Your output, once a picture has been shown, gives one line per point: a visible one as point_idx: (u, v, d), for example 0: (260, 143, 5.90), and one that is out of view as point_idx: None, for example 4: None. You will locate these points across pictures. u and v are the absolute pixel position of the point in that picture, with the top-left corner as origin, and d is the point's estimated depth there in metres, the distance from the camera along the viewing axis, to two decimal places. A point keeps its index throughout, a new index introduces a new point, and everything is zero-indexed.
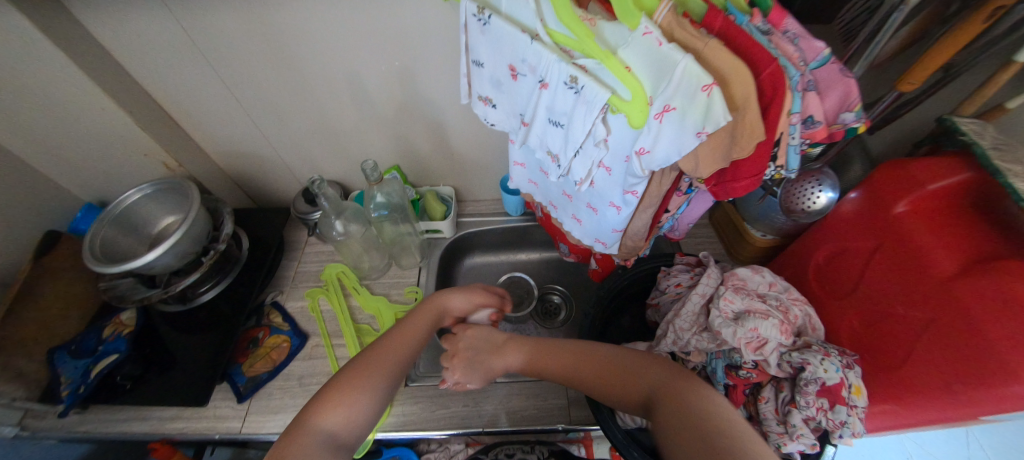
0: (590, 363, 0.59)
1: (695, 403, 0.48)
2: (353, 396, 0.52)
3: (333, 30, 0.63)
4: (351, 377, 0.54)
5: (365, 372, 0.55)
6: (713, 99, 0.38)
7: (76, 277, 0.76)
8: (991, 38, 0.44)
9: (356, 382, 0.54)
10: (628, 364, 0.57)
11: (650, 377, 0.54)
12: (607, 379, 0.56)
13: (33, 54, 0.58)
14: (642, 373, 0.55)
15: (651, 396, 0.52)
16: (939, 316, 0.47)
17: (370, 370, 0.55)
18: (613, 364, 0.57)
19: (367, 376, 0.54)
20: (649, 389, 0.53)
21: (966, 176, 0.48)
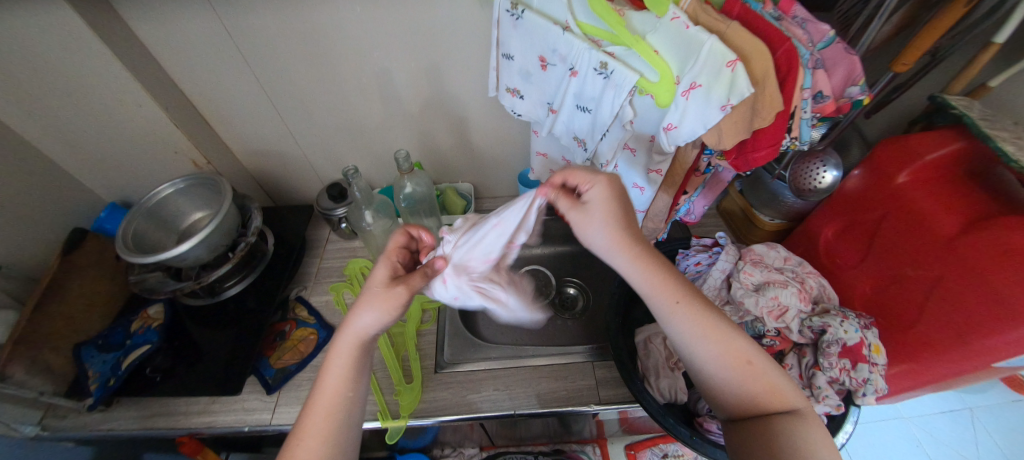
0: (714, 323, 0.45)
1: (812, 439, 0.39)
2: (335, 407, 0.43)
3: (368, 30, 0.67)
4: (326, 382, 0.44)
5: (337, 377, 0.44)
6: (737, 73, 0.42)
7: (102, 272, 0.74)
8: (970, 24, 0.50)
9: (330, 388, 0.44)
10: (753, 348, 0.44)
11: (771, 380, 0.43)
12: (725, 351, 0.44)
13: (81, 50, 0.61)
14: (763, 370, 0.43)
15: (758, 404, 0.43)
16: (947, 272, 0.51)
17: (342, 377, 0.44)
18: (736, 340, 0.45)
19: (342, 387, 0.44)
20: (763, 391, 0.43)
21: (959, 145, 0.53)
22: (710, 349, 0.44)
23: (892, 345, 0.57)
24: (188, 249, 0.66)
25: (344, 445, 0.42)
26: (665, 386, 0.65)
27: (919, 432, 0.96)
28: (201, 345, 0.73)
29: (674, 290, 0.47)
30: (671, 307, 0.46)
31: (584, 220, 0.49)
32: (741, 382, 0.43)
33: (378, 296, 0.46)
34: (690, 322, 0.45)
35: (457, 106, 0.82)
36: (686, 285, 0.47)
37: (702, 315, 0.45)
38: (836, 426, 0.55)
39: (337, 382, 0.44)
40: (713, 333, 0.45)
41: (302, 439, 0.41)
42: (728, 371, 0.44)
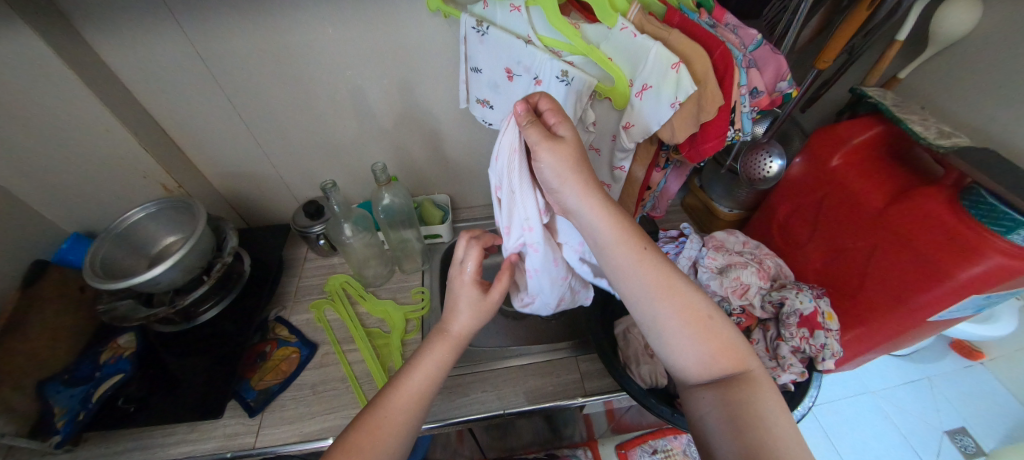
0: (672, 277, 0.47)
1: (766, 400, 0.43)
2: (420, 390, 0.49)
3: (341, 49, 0.70)
4: (422, 365, 0.51)
5: (432, 364, 0.51)
6: (682, 73, 0.47)
7: (65, 304, 0.71)
8: (876, 25, 0.59)
9: (433, 365, 0.51)
10: (708, 305, 0.47)
11: (723, 337, 0.46)
12: (684, 307, 0.46)
13: (42, 75, 0.60)
14: (720, 328, 0.46)
15: (715, 364, 0.45)
16: (880, 239, 0.58)
17: (429, 373, 0.51)
18: (693, 297, 0.47)
19: (431, 374, 0.51)
20: (718, 348, 0.45)
21: (880, 128, 0.61)
22: (669, 301, 0.46)
23: (848, 312, 0.63)
24: (162, 272, 0.64)
25: (414, 429, 0.47)
26: (646, 371, 0.67)
27: (888, 404, 1.02)
28: (177, 374, 0.71)
29: (637, 240, 0.48)
30: (636, 257, 0.48)
31: (560, 150, 0.46)
32: (696, 337, 0.46)
33: (471, 301, 0.55)
34: (652, 272, 0.47)
35: (430, 120, 0.85)
36: (645, 236, 0.49)
37: (663, 269, 0.48)
38: (802, 392, 0.60)
39: (430, 371, 0.51)
40: (671, 287, 0.47)
41: (389, 410, 0.47)
42: (684, 325, 0.46)
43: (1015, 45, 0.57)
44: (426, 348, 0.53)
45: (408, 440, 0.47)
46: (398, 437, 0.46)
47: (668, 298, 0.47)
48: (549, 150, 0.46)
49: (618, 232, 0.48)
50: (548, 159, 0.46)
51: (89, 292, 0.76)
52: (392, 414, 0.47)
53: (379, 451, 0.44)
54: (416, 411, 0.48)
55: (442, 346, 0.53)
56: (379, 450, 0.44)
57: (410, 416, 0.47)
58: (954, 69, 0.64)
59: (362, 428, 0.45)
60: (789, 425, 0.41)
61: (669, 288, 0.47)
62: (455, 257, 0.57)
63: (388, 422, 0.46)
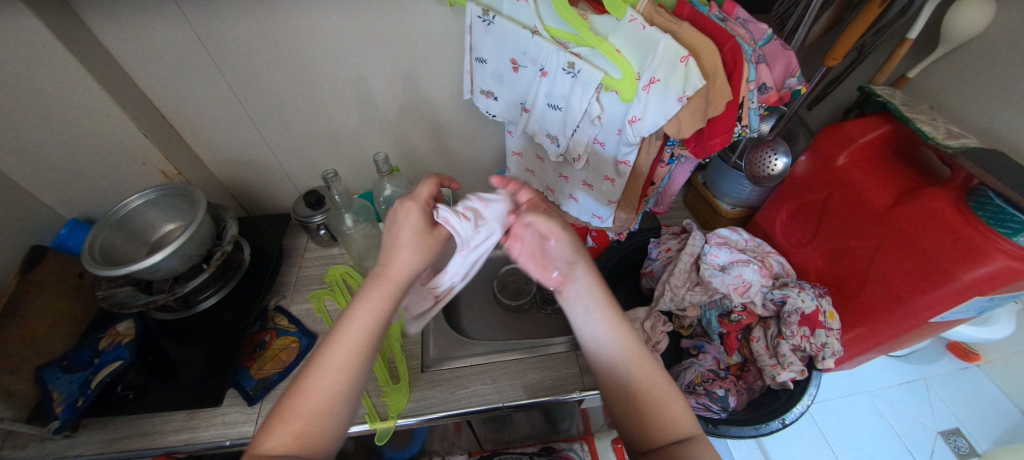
0: (643, 355, 0.48)
1: None
2: (361, 344, 0.45)
3: (345, 37, 0.69)
4: (359, 315, 0.46)
5: (369, 315, 0.46)
6: (691, 67, 0.46)
7: (63, 291, 0.71)
8: (888, 23, 0.58)
9: (363, 319, 0.46)
10: (670, 383, 0.48)
11: (681, 413, 0.46)
12: (645, 378, 0.47)
13: (40, 59, 0.59)
14: (676, 404, 0.46)
15: (664, 430, 0.45)
16: (884, 240, 0.57)
17: (371, 322, 0.46)
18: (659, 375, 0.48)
19: (378, 318, 0.46)
20: (672, 420, 0.45)
21: (887, 127, 0.60)
22: (636, 373, 0.47)
23: (847, 312, 0.63)
24: (161, 260, 0.64)
25: (360, 380, 0.45)
26: None
27: (883, 403, 1.02)
28: (177, 362, 0.71)
29: (614, 319, 0.50)
30: (613, 332, 0.49)
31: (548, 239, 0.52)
32: (649, 404, 0.46)
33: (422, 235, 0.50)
34: (623, 348, 0.48)
35: (434, 110, 0.84)
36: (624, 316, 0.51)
37: (631, 341, 0.49)
38: (801, 390, 0.60)
39: (369, 315, 0.46)
40: (640, 361, 0.48)
41: (327, 371, 0.43)
42: (643, 399, 0.46)
43: None
44: (361, 298, 0.47)
45: (352, 401, 0.44)
46: (317, 421, 0.42)
47: (635, 372, 0.47)
48: (538, 218, 0.51)
49: (601, 308, 0.50)
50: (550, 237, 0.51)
51: (87, 278, 0.75)
52: (320, 385, 0.43)
53: (319, 419, 0.42)
54: (359, 365, 0.44)
55: (381, 286, 0.47)
56: (322, 416, 0.42)
57: (350, 373, 0.44)
58: (964, 68, 0.63)
59: (300, 399, 0.42)
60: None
61: (635, 367, 0.48)
62: (417, 193, 0.51)
63: (324, 385, 0.43)
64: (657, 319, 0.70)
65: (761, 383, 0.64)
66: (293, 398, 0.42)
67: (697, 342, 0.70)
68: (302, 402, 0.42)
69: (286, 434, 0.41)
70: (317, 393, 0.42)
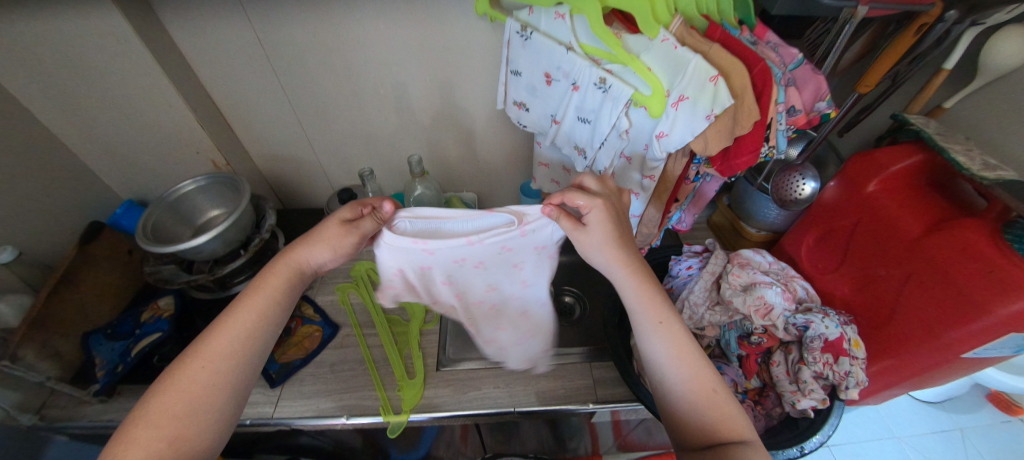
0: (689, 348, 0.48)
1: None
2: (241, 336, 0.45)
3: (389, 45, 0.74)
4: (245, 305, 0.46)
5: (255, 307, 0.47)
6: (720, 86, 0.48)
7: (114, 265, 0.76)
8: (923, 54, 0.59)
9: (250, 311, 0.46)
10: (718, 380, 0.47)
11: (731, 413, 0.44)
12: (692, 376, 0.47)
13: (121, 52, 0.66)
14: (726, 402, 0.45)
15: (710, 430, 0.44)
16: (914, 269, 0.56)
17: (251, 319, 0.46)
18: (703, 370, 0.47)
19: (258, 317, 0.46)
20: (719, 418, 0.44)
21: (921, 156, 0.60)
22: (679, 366, 0.47)
23: (875, 343, 0.62)
24: (205, 242, 0.68)
25: (245, 371, 0.44)
26: None
27: (915, 451, 0.96)
28: None
29: (659, 311, 0.50)
30: (655, 325, 0.49)
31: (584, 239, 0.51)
32: (693, 399, 0.46)
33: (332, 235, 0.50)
34: (667, 342, 0.48)
35: (467, 119, 0.88)
36: (671, 308, 0.50)
37: (678, 336, 0.49)
38: (823, 418, 0.58)
39: (256, 311, 0.47)
40: (686, 355, 0.48)
41: (206, 361, 0.42)
42: (691, 395, 0.46)
43: None
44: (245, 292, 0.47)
45: (238, 391, 0.43)
46: (194, 413, 0.40)
47: (678, 366, 0.47)
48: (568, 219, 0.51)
49: (642, 298, 0.51)
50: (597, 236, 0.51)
51: (136, 255, 0.81)
52: (194, 380, 0.41)
53: (196, 412, 0.40)
54: (239, 359, 0.44)
55: (276, 276, 0.49)
56: (194, 419, 0.40)
57: (236, 364, 0.43)
58: (1007, 101, 0.62)
59: (173, 392, 0.40)
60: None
61: (679, 363, 0.47)
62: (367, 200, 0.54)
63: (199, 378, 0.41)
64: None
65: (780, 409, 0.63)
66: (164, 391, 0.40)
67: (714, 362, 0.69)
68: (174, 395, 0.40)
69: (158, 426, 0.38)
70: (191, 385, 0.41)
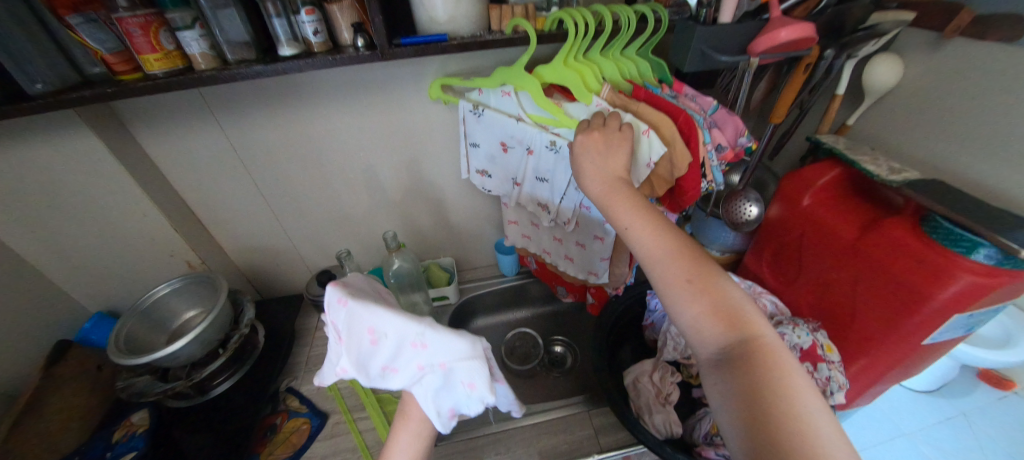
0: (681, 248, 0.44)
1: (771, 367, 0.36)
2: None
3: (355, 133, 0.80)
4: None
5: None
6: (653, 137, 0.55)
7: (83, 385, 0.73)
8: (816, 86, 0.69)
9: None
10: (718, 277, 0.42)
11: (735, 309, 0.40)
12: (686, 281, 0.42)
13: (94, 170, 0.69)
14: (729, 300, 0.40)
15: (709, 332, 0.40)
16: (860, 271, 0.61)
17: None
18: (700, 269, 0.42)
19: None
20: (724, 318, 0.40)
21: (838, 170, 0.68)
22: (670, 271, 0.43)
23: (847, 345, 0.65)
24: (182, 347, 0.67)
25: None
26: (659, 420, 0.66)
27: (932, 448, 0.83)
28: (187, 450, 0.70)
29: (635, 216, 0.46)
30: (638, 232, 0.46)
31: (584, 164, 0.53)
32: (708, 323, 0.40)
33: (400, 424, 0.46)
34: (656, 247, 0.44)
35: (436, 189, 0.93)
36: (658, 214, 0.47)
37: (667, 241, 0.44)
38: None
39: None
40: (681, 259, 0.43)
41: None
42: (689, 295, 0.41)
43: (936, 90, 0.65)
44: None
45: None
46: None
47: (669, 267, 0.43)
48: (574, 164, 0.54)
49: (636, 215, 0.46)
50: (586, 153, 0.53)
51: (106, 370, 0.78)
52: None
53: None
54: None
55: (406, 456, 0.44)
56: None
57: None
58: (893, 115, 0.72)
59: None
60: (793, 398, 0.34)
61: (686, 278, 0.42)
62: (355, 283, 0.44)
63: None
64: (664, 370, 0.73)
65: None
66: None
67: None
68: None
69: None
70: None
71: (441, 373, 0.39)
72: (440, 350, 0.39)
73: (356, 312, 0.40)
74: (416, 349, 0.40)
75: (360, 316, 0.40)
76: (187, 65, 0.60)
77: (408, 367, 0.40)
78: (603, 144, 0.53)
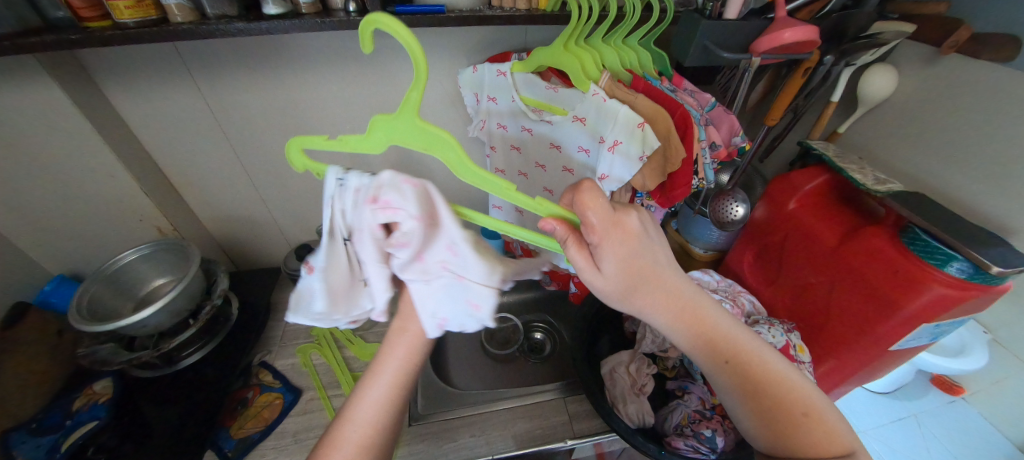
0: (755, 366, 0.41)
1: None
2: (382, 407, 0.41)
3: (342, 105, 0.77)
4: (381, 375, 0.42)
5: (393, 378, 0.42)
6: (647, 131, 0.54)
7: (43, 350, 0.70)
8: (810, 91, 0.70)
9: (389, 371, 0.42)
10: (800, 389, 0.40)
11: (824, 427, 0.38)
12: (767, 407, 0.40)
13: (56, 124, 0.64)
14: (815, 418, 0.39)
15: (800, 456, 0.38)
16: (838, 277, 0.63)
17: (390, 386, 0.42)
18: (781, 389, 0.40)
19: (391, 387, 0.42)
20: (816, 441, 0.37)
21: (825, 176, 0.69)
22: (751, 398, 0.40)
23: (816, 347, 0.67)
24: (150, 315, 0.64)
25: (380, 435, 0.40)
26: (633, 410, 0.67)
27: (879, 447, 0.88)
28: (153, 421, 0.68)
29: (711, 343, 0.41)
30: (710, 360, 0.41)
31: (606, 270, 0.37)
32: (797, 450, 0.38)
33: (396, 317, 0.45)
34: (730, 373, 0.41)
35: (424, 168, 0.91)
36: (726, 329, 0.42)
37: (740, 364, 0.40)
38: None
39: (395, 378, 0.42)
40: (760, 380, 0.40)
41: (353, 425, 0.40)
42: (778, 420, 0.39)
43: (928, 105, 0.66)
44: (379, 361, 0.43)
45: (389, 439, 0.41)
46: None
47: (747, 393, 0.40)
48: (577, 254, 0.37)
49: (708, 343, 0.41)
50: (608, 252, 0.37)
51: (67, 336, 0.74)
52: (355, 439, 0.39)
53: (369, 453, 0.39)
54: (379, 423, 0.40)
55: (393, 353, 0.43)
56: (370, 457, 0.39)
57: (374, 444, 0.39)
58: (882, 126, 0.73)
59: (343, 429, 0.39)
60: None
61: (768, 404, 0.40)
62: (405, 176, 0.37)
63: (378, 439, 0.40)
64: (641, 361, 0.74)
65: None
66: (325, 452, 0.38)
67: (682, 382, 0.72)
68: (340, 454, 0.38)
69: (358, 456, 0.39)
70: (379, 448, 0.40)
71: (454, 281, 0.42)
72: (467, 267, 0.41)
73: (424, 192, 0.37)
74: (447, 251, 0.40)
75: (430, 204, 0.37)
76: (162, 16, 0.55)
77: (433, 264, 0.41)
78: (644, 235, 0.38)
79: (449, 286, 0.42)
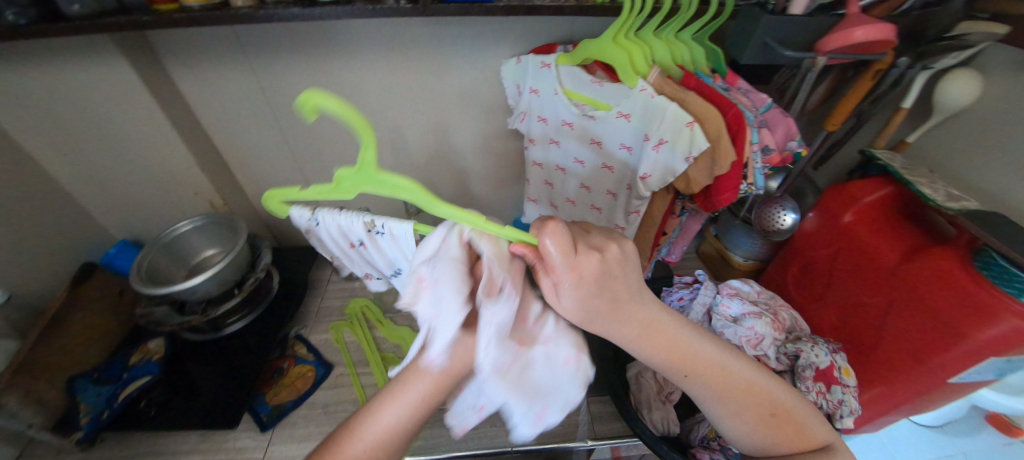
0: (733, 376, 0.40)
1: None
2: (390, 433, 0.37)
3: (385, 91, 0.78)
4: (400, 399, 0.38)
5: (415, 400, 0.39)
6: (696, 131, 0.52)
7: (107, 308, 0.77)
8: (880, 95, 0.64)
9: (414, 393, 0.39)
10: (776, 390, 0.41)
11: (800, 429, 0.40)
12: (745, 412, 0.40)
13: (125, 99, 0.68)
14: (789, 418, 0.40)
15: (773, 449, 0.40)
16: (896, 299, 0.58)
17: (410, 411, 0.38)
18: (759, 394, 0.40)
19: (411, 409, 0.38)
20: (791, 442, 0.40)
21: (890, 188, 0.64)
22: (727, 406, 0.40)
23: (863, 370, 0.63)
24: (200, 282, 0.69)
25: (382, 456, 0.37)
26: (657, 417, 0.66)
27: None
28: (198, 381, 0.73)
29: (690, 364, 0.39)
30: (682, 377, 0.40)
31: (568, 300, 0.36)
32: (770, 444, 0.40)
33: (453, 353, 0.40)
34: (713, 385, 0.39)
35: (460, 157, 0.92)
36: (708, 345, 0.39)
37: (719, 375, 0.39)
38: None
39: (415, 401, 0.39)
40: (743, 389, 0.40)
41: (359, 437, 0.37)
42: (759, 421, 0.40)
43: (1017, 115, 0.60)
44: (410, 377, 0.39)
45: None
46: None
47: (724, 400, 0.40)
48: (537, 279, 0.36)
49: (690, 363, 0.39)
50: (565, 279, 0.34)
51: (127, 296, 0.81)
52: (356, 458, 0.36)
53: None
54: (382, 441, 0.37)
55: (432, 382, 0.39)
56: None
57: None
58: (960, 136, 0.67)
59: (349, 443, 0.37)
60: None
61: (752, 412, 0.40)
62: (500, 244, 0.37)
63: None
64: None
65: None
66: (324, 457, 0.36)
67: None
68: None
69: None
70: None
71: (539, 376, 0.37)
72: (557, 359, 0.38)
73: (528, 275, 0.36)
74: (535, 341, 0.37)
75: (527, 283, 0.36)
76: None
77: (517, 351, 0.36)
78: (612, 260, 0.35)
79: (532, 380, 0.37)
